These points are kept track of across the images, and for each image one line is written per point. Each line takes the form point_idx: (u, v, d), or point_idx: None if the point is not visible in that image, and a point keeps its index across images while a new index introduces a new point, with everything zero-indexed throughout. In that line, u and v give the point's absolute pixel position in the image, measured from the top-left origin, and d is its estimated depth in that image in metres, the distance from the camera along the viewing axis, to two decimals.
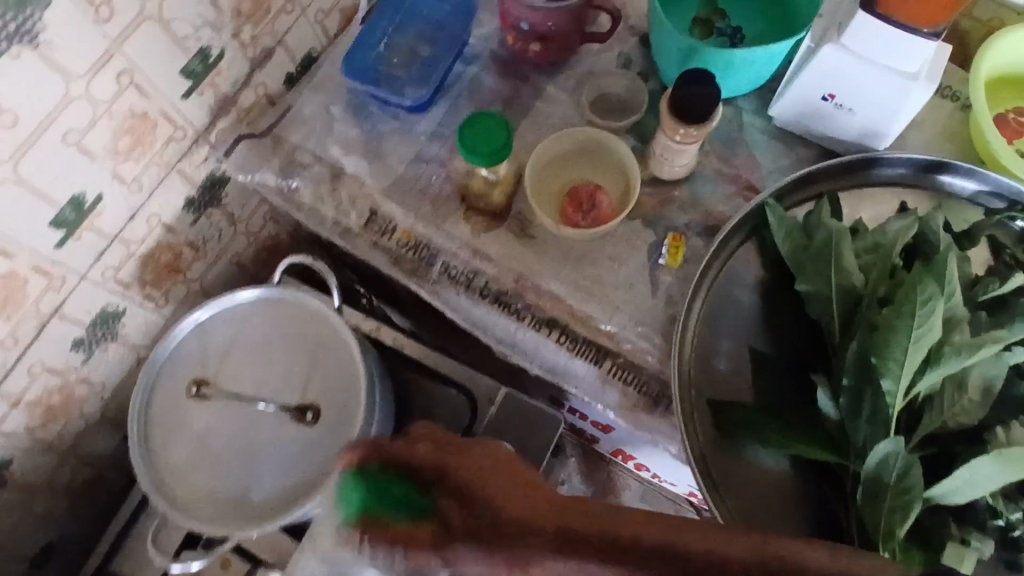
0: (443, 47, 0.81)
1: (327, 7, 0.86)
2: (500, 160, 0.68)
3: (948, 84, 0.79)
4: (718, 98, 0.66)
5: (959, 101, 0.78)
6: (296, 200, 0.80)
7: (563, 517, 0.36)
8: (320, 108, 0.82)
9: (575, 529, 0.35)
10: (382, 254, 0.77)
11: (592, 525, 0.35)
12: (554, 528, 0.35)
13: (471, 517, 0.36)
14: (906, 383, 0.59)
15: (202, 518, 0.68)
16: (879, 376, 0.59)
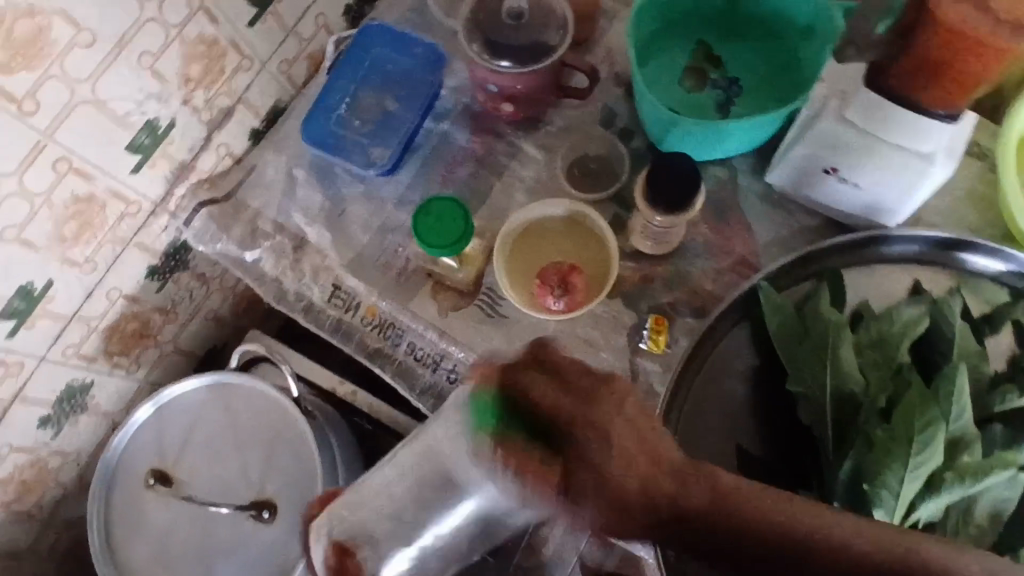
0: (409, 104, 0.75)
1: (291, 57, 0.80)
2: (458, 251, 0.62)
3: (975, 140, 0.69)
4: (697, 180, 0.59)
5: (987, 159, 0.69)
6: (259, 272, 0.76)
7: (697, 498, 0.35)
8: (282, 170, 0.77)
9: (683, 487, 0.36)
10: (346, 332, 0.73)
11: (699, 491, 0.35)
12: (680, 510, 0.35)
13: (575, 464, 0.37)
14: (902, 516, 0.51)
15: None
16: (871, 506, 0.52)
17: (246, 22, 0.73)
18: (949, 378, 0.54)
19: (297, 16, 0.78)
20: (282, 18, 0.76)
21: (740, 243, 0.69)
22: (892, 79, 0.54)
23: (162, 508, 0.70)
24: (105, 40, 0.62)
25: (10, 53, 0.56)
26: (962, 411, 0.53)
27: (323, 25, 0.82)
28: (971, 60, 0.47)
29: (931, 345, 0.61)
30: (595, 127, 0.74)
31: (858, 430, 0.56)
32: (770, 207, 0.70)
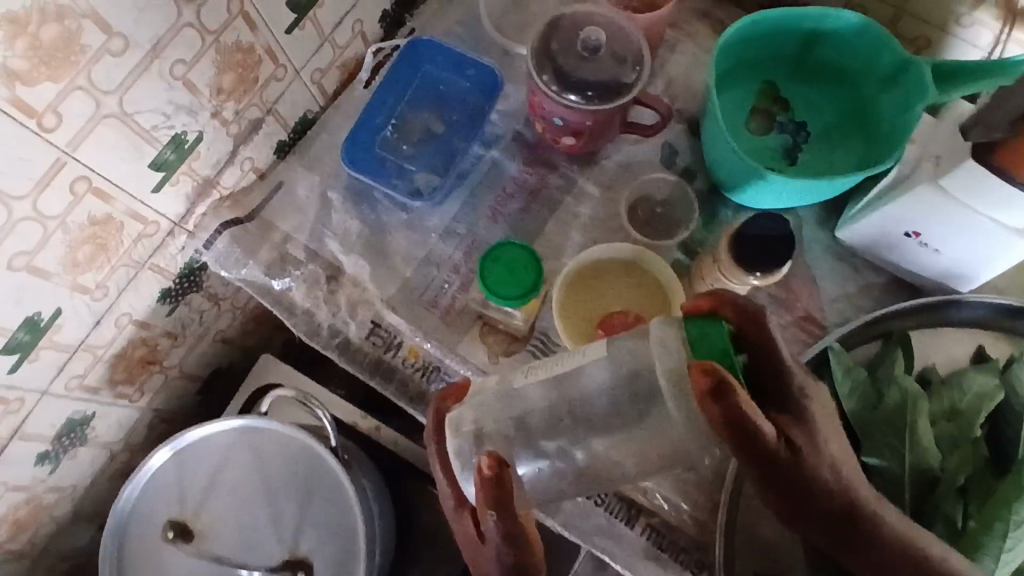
0: (460, 129, 0.70)
1: (325, 65, 0.73)
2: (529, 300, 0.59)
3: None
4: (792, 246, 0.56)
5: None
6: (286, 303, 0.68)
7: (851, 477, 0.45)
8: (315, 191, 0.71)
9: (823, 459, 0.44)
10: (385, 373, 0.67)
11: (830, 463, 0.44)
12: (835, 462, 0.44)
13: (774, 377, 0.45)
14: None
15: None
16: None
17: (283, 28, 0.66)
18: None
19: (335, 22, 0.71)
20: (321, 24, 0.69)
21: (805, 298, 0.68)
22: (1008, 164, 0.52)
23: (182, 561, 0.64)
24: (137, 47, 0.54)
25: (30, 62, 0.47)
26: None
27: (360, 31, 0.75)
28: None
29: (1002, 418, 0.61)
30: (656, 165, 0.71)
31: (940, 505, 0.56)
32: (834, 260, 0.69)
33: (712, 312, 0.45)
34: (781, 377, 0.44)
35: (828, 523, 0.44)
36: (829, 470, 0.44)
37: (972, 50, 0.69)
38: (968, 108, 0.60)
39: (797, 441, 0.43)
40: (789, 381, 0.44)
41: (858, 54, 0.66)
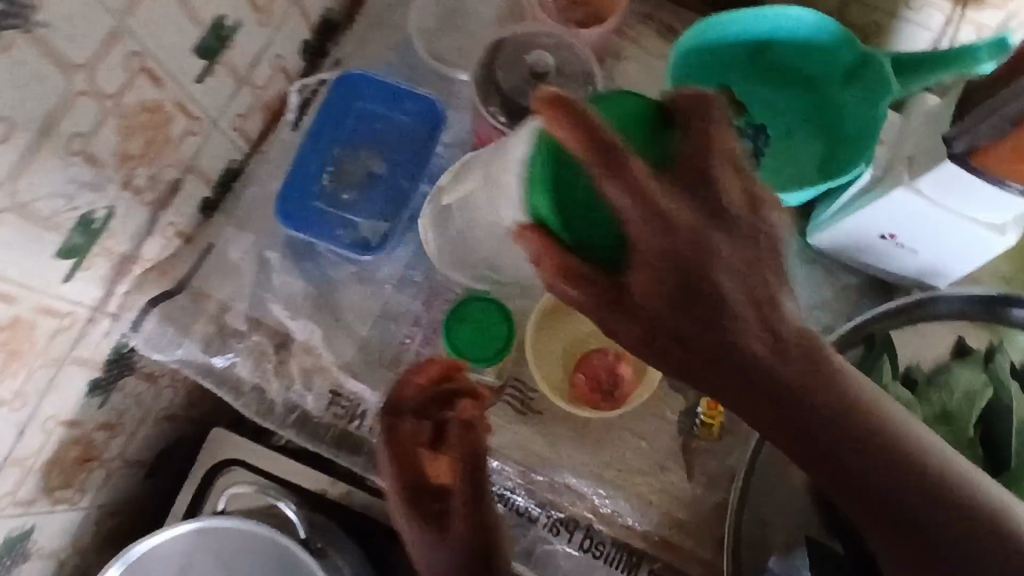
0: (403, 164, 0.64)
1: (245, 109, 0.66)
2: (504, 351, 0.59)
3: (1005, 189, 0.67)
4: None
5: None
6: (233, 380, 0.62)
7: (824, 364, 0.33)
8: (250, 252, 0.64)
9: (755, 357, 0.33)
10: (353, 446, 0.61)
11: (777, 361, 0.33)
12: (768, 368, 0.33)
13: (679, 253, 0.32)
14: None
15: None
16: None
17: (192, 77, 0.58)
18: None
19: (251, 61, 0.64)
20: (235, 67, 0.62)
21: None
22: (991, 168, 0.50)
23: None
24: (24, 128, 0.46)
25: None
26: None
27: (280, 67, 0.68)
28: None
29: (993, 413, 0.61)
30: None
31: None
32: (809, 266, 0.66)
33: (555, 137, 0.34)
34: (687, 258, 0.32)
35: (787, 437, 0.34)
36: (768, 371, 0.33)
37: (923, 30, 0.67)
38: (933, 104, 0.58)
39: (701, 319, 0.33)
40: (677, 249, 0.32)
41: (817, 52, 0.64)
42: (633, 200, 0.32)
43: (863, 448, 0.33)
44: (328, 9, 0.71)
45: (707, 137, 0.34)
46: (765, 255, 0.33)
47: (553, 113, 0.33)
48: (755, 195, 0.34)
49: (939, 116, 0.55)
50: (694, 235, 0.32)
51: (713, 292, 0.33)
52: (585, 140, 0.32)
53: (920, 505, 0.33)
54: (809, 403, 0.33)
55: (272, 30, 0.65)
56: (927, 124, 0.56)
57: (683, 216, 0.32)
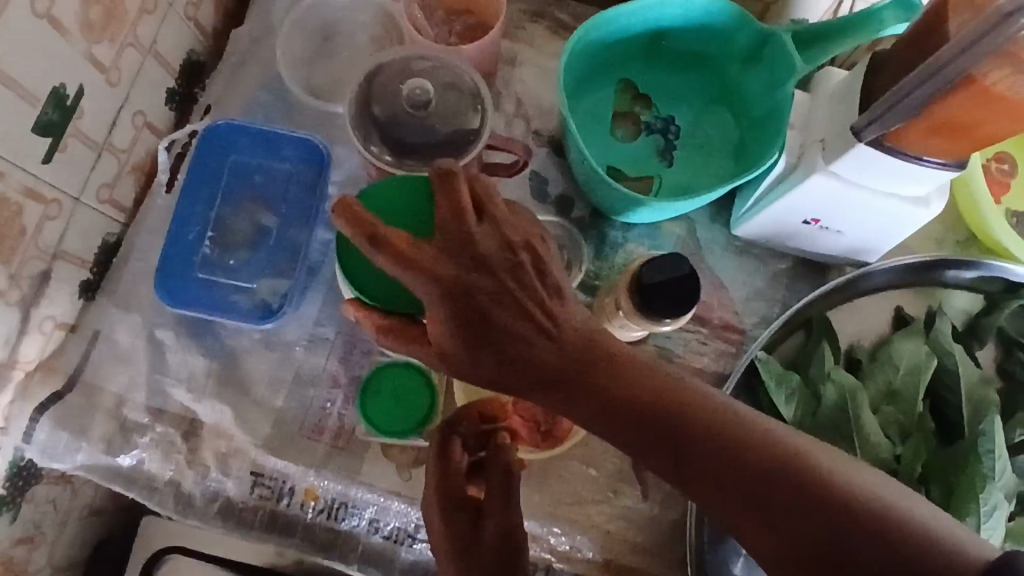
0: (294, 214, 0.59)
1: (112, 178, 0.60)
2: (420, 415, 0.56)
3: None
4: (695, 296, 0.50)
5: None
6: (145, 479, 0.57)
7: (611, 360, 0.41)
8: (143, 334, 0.59)
9: (598, 379, 0.40)
10: (285, 526, 0.57)
11: (619, 377, 0.40)
12: (557, 369, 0.41)
13: (464, 298, 0.41)
14: None
15: None
16: None
17: (39, 159, 0.52)
18: (987, 436, 0.52)
19: (107, 125, 0.58)
20: (89, 136, 0.56)
21: (718, 306, 0.63)
22: (910, 145, 0.47)
23: None
24: None
25: None
26: (1007, 468, 0.52)
27: (144, 124, 0.62)
28: (1005, 121, 0.42)
29: (939, 383, 0.59)
30: (529, 201, 0.63)
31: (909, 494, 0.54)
32: (737, 258, 0.64)
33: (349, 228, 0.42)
34: (476, 307, 0.41)
35: (666, 448, 0.39)
36: (617, 384, 0.40)
37: None
38: (840, 76, 0.55)
39: (534, 339, 0.41)
40: (465, 300, 0.41)
41: (712, 35, 0.60)
42: (411, 266, 0.40)
43: (666, 424, 0.39)
44: (189, 52, 0.65)
45: (452, 199, 0.42)
46: (530, 281, 0.42)
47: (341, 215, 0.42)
48: (506, 234, 0.42)
49: (845, 93, 0.52)
50: (459, 279, 0.40)
51: (487, 318, 0.40)
52: (360, 228, 0.41)
53: (796, 483, 0.36)
54: (659, 405, 0.39)
55: (125, 86, 0.58)
56: (833, 101, 0.53)
57: (444, 268, 0.40)
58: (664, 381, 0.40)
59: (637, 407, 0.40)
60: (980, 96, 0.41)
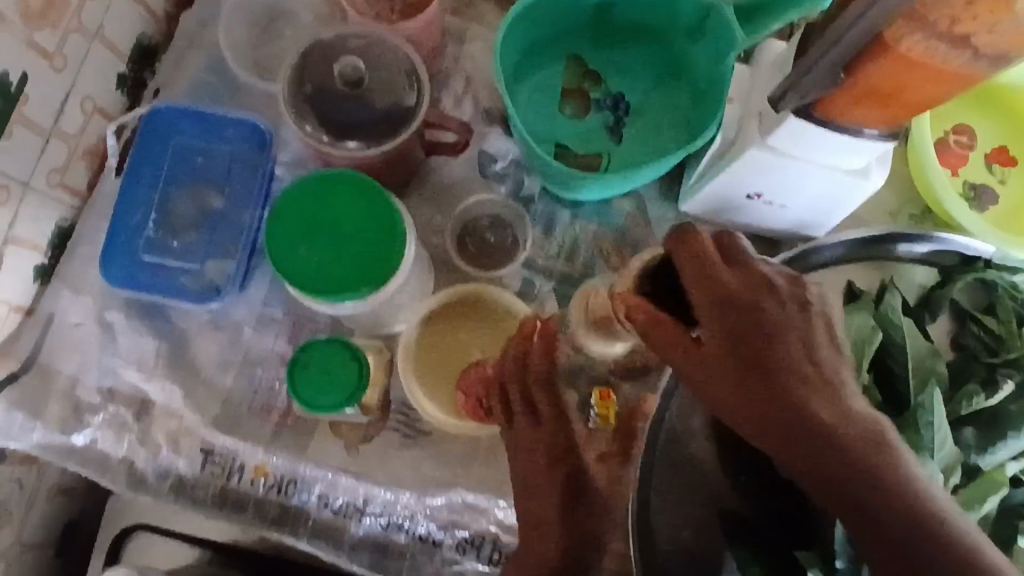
0: (238, 196, 0.59)
1: (62, 163, 0.60)
2: (353, 385, 0.51)
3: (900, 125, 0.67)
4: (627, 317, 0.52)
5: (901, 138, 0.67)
6: (98, 456, 0.58)
7: (835, 426, 0.37)
8: (95, 316, 0.60)
9: (790, 391, 0.38)
10: (237, 503, 0.58)
11: (809, 395, 0.38)
12: (762, 371, 0.38)
13: (738, 315, 0.38)
14: None
15: None
16: None
17: None
18: (927, 408, 0.52)
19: (54, 111, 0.58)
20: (34, 121, 0.57)
21: None
22: (839, 116, 0.47)
23: None
24: None
25: None
26: (947, 441, 0.52)
27: (94, 109, 0.62)
28: (927, 89, 0.42)
29: (885, 354, 0.59)
30: (476, 180, 0.63)
31: None
32: None
33: (322, 196, 0.47)
34: (735, 319, 0.38)
35: (824, 464, 0.37)
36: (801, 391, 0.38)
37: None
38: (780, 48, 0.54)
39: (752, 338, 0.38)
40: (726, 315, 0.38)
41: (655, 10, 0.60)
42: (716, 303, 0.39)
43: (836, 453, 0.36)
44: (140, 37, 0.65)
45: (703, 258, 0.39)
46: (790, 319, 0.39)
47: (321, 188, 0.47)
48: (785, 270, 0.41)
49: (782, 64, 0.51)
50: (740, 292, 0.39)
51: (739, 325, 0.38)
52: (341, 198, 0.47)
53: None
54: (842, 431, 0.37)
55: (72, 72, 0.59)
56: (773, 72, 0.53)
57: (724, 275, 0.39)
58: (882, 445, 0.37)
59: (800, 466, 0.37)
60: (897, 62, 0.40)
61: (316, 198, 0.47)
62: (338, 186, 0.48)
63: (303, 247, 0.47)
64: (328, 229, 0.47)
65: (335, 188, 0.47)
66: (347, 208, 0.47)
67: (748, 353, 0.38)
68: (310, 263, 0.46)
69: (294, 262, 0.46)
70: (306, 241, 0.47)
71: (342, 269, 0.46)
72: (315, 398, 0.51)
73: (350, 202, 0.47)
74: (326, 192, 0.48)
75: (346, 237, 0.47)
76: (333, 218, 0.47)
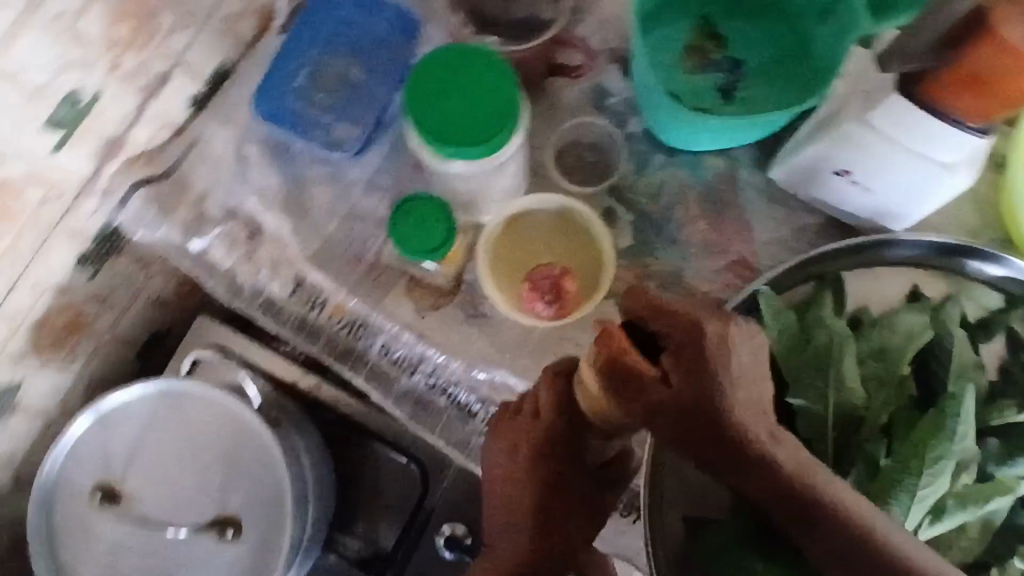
0: (379, 72, 0.67)
1: (238, 10, 0.68)
2: (446, 244, 0.57)
3: (1005, 153, 0.68)
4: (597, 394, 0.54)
5: (1002, 165, 0.68)
6: (208, 262, 0.68)
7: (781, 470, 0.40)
8: (232, 146, 0.68)
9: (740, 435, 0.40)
10: (312, 332, 0.67)
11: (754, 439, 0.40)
12: (708, 422, 0.40)
13: (691, 363, 0.39)
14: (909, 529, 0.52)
15: None
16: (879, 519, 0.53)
17: None
18: (959, 400, 0.54)
19: None
20: None
21: (740, 242, 0.66)
22: (938, 100, 0.50)
23: (112, 528, 0.62)
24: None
25: None
26: (970, 434, 0.53)
27: None
28: None
29: (929, 354, 0.60)
30: (587, 108, 0.67)
31: (857, 455, 0.56)
32: (769, 203, 0.66)
33: (460, 58, 0.52)
34: (694, 369, 0.39)
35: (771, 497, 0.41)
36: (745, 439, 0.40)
37: None
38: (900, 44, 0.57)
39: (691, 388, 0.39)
40: (680, 367, 0.39)
41: None
42: (688, 334, 0.39)
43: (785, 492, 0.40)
44: None
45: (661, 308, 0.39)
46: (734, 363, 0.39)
47: (459, 51, 0.52)
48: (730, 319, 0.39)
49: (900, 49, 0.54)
50: (692, 341, 0.39)
51: (689, 375, 0.39)
52: (474, 61, 0.52)
53: None
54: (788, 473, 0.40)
55: None
56: None
57: (678, 324, 0.39)
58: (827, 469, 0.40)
59: (766, 494, 0.41)
60: (997, 49, 0.43)
61: (453, 59, 0.52)
62: (469, 52, 0.52)
63: (433, 102, 0.52)
64: (456, 87, 0.52)
65: (471, 55, 0.52)
66: (475, 73, 0.52)
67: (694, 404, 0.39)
68: (438, 117, 0.52)
69: (421, 106, 0.52)
70: (435, 95, 0.52)
71: (457, 125, 0.52)
72: (411, 244, 0.56)
73: (479, 70, 0.52)
74: (462, 56, 0.52)
75: (469, 100, 0.52)
76: (462, 80, 0.52)
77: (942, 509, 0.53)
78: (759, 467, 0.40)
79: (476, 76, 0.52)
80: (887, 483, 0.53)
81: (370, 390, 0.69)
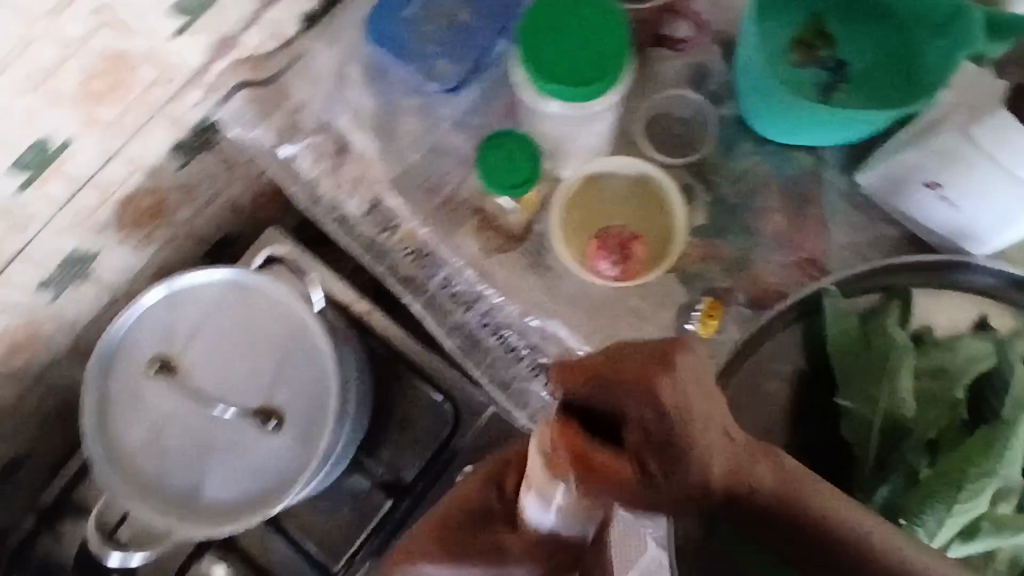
0: (485, 16, 0.67)
1: None
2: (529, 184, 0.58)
3: None
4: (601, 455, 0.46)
5: None
6: (293, 169, 0.71)
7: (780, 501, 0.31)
8: (333, 65, 0.70)
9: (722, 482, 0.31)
10: (379, 253, 0.70)
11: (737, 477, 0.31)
12: (687, 494, 0.30)
13: (652, 437, 0.30)
14: (939, 543, 0.52)
15: (148, 501, 0.64)
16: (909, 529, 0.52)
17: None
18: (1012, 426, 0.52)
19: None
20: None
21: (813, 241, 0.65)
22: None
23: (163, 399, 0.65)
24: None
25: None
26: (1017, 461, 0.52)
27: None
28: None
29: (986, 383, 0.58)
30: (683, 84, 0.68)
31: (893, 462, 0.54)
32: (849, 208, 0.66)
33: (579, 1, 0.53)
34: (656, 440, 0.30)
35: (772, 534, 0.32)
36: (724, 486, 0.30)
37: None
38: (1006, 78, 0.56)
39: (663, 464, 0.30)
40: (638, 449, 0.30)
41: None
42: (637, 396, 0.30)
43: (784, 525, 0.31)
44: None
45: (589, 373, 0.31)
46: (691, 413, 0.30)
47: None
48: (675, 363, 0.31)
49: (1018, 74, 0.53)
50: (651, 412, 0.30)
51: (652, 448, 0.30)
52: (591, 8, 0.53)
53: None
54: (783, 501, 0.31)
55: None
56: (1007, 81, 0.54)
57: (628, 387, 0.30)
58: (811, 475, 0.32)
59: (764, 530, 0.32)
60: None
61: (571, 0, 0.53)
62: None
63: (544, 39, 0.53)
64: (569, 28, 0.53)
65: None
66: (590, 18, 0.53)
67: (671, 477, 0.30)
68: (547, 54, 0.53)
69: (533, 41, 0.53)
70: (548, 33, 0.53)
71: (563, 65, 0.53)
72: (494, 176, 0.58)
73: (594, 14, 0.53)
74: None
75: (579, 44, 0.53)
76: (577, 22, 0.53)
77: (976, 530, 0.52)
78: (740, 507, 0.31)
79: (590, 20, 0.53)
80: (922, 492, 0.52)
81: (428, 320, 0.72)
